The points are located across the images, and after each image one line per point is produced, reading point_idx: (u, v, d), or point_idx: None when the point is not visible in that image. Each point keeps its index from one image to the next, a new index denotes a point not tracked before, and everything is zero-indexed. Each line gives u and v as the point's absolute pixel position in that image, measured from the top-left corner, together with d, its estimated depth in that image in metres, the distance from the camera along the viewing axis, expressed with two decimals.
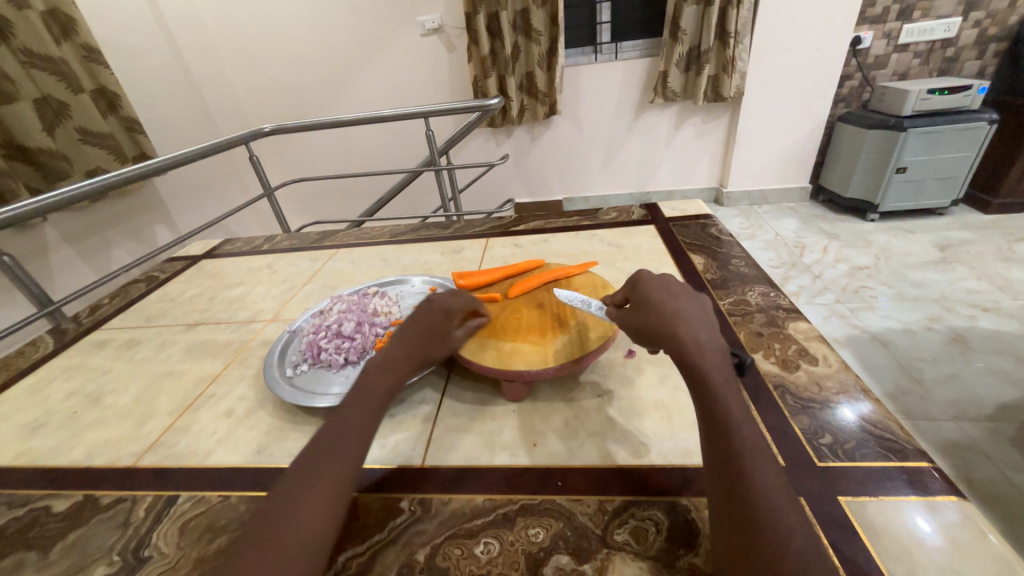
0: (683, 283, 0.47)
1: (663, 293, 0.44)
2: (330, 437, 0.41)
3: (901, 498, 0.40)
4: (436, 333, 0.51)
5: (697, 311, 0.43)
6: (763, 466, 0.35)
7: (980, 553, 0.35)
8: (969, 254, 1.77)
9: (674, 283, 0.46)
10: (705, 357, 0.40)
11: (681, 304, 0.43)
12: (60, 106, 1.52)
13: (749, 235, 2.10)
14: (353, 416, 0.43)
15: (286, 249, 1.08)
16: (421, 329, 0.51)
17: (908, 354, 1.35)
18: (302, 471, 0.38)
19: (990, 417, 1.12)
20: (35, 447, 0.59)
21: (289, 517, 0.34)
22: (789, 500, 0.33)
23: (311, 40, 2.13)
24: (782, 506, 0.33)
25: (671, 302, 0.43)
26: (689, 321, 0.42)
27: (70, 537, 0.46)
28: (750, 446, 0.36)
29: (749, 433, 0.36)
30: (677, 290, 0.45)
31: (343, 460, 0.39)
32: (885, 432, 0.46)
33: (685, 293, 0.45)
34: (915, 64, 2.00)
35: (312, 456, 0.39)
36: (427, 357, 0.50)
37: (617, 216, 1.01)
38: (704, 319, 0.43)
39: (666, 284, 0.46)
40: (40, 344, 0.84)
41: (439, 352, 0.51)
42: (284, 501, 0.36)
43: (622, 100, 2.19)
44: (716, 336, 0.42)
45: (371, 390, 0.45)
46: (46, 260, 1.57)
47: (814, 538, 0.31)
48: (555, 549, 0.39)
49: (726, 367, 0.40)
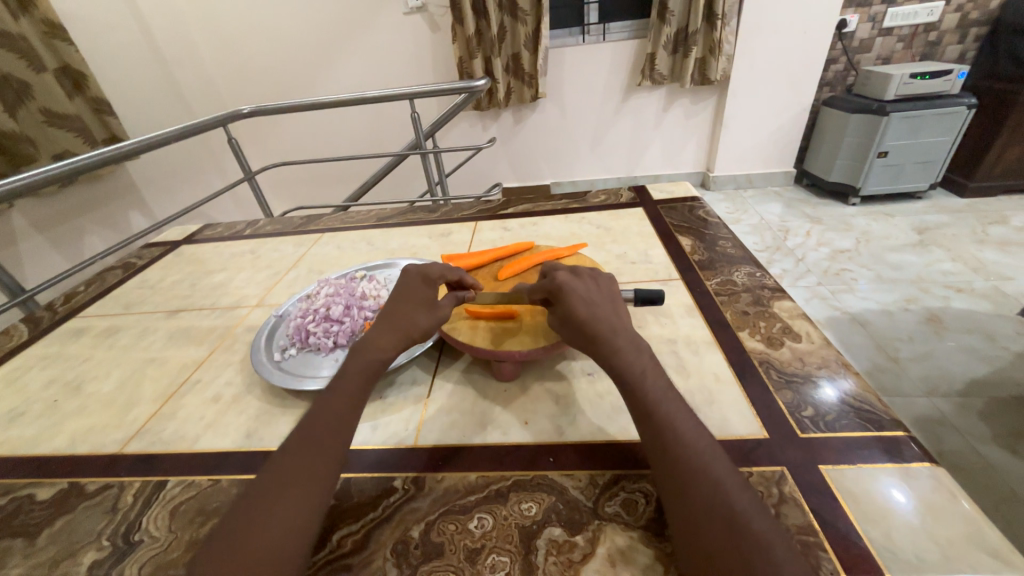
0: (600, 281, 0.50)
1: (586, 304, 0.46)
2: (312, 427, 0.41)
3: (879, 467, 0.41)
4: (418, 301, 0.51)
5: (617, 317, 0.46)
6: (703, 447, 0.36)
7: (952, 515, 0.37)
8: (946, 236, 1.82)
9: (592, 288, 0.48)
10: (627, 358, 0.42)
11: (602, 312, 0.46)
12: (21, 86, 1.45)
13: (734, 219, 2.13)
14: (334, 403, 0.43)
15: (270, 234, 1.06)
16: (404, 300, 0.51)
17: (885, 333, 1.39)
18: (283, 465, 0.38)
19: (960, 392, 1.17)
20: (13, 436, 0.58)
21: (270, 513, 0.35)
22: (732, 474, 0.35)
23: (290, 18, 2.05)
24: (727, 480, 0.34)
25: (589, 311, 0.45)
26: (614, 327, 0.44)
27: (55, 524, 0.46)
28: (683, 431, 0.37)
29: (679, 419, 0.38)
30: (596, 295, 0.48)
31: (328, 451, 0.39)
32: (864, 404, 0.48)
33: (605, 298, 0.48)
34: (898, 48, 2.02)
35: (294, 450, 0.39)
36: (413, 325, 0.49)
37: (606, 199, 1.01)
38: (624, 323, 0.46)
39: (586, 290, 0.48)
40: (14, 333, 0.81)
41: (425, 319, 0.50)
42: (263, 498, 0.36)
43: (609, 83, 2.17)
44: (637, 336, 0.45)
45: (348, 372, 0.45)
46: (17, 247, 1.51)
47: (755, 502, 0.33)
48: (547, 522, 0.40)
49: (649, 359, 0.43)
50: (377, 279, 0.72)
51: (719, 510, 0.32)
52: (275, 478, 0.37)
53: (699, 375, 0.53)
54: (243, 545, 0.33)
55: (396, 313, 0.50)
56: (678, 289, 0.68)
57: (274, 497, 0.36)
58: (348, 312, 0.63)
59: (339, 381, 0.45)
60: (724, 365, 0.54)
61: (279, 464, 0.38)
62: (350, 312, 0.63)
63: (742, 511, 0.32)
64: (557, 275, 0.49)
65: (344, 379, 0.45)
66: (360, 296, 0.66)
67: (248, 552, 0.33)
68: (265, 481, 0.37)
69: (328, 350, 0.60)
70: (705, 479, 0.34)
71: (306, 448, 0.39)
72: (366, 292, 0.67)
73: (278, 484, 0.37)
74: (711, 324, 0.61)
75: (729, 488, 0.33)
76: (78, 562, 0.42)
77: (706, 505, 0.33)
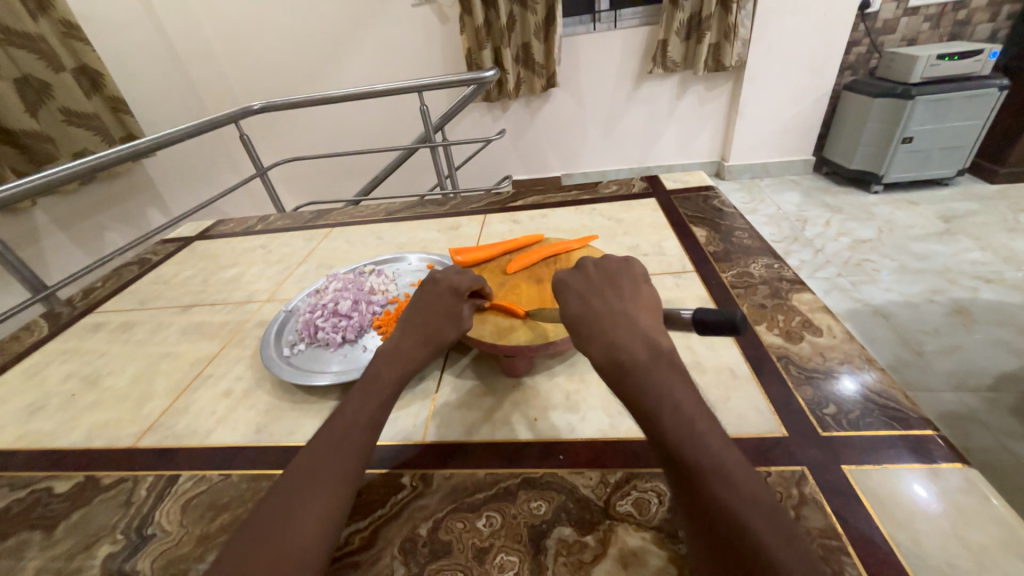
0: (609, 272, 0.47)
1: (579, 299, 0.45)
2: (339, 428, 0.40)
3: (906, 468, 0.39)
4: (446, 311, 0.50)
5: (623, 307, 0.43)
6: (721, 461, 0.32)
7: (986, 519, 0.35)
8: (974, 225, 1.75)
9: (599, 279, 0.46)
10: (632, 364, 0.38)
11: (597, 303, 0.44)
12: (42, 87, 1.48)
13: (751, 209, 2.08)
14: (361, 407, 0.42)
15: (280, 229, 1.06)
16: (430, 309, 0.50)
17: (909, 326, 1.34)
18: (311, 465, 0.38)
19: (989, 387, 1.13)
20: (33, 429, 0.59)
21: (293, 515, 0.34)
22: (749, 485, 0.31)
23: (299, 12, 2.04)
24: (742, 490, 0.31)
25: (588, 308, 0.44)
26: (616, 324, 0.41)
27: (73, 517, 0.46)
28: (694, 441, 0.33)
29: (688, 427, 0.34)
30: (598, 284, 0.46)
31: (354, 455, 0.39)
32: (889, 401, 0.46)
33: (614, 290, 0.45)
34: (925, 27, 1.94)
35: (322, 450, 0.39)
36: (441, 338, 0.49)
37: (617, 190, 0.99)
38: (634, 318, 0.42)
39: (590, 284, 0.46)
40: (35, 328, 0.83)
41: (453, 332, 0.49)
42: (290, 498, 0.35)
43: (621, 71, 2.13)
44: (654, 336, 0.40)
45: (377, 379, 0.45)
46: (39, 245, 1.56)
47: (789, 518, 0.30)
48: (557, 521, 0.39)
49: (669, 366, 0.38)
50: (385, 274, 0.72)
51: (729, 530, 0.29)
52: (303, 478, 0.37)
53: (714, 370, 0.52)
54: (267, 543, 0.33)
55: (426, 321, 0.50)
56: (691, 282, 0.66)
57: (295, 498, 0.35)
58: (357, 306, 0.63)
59: (367, 387, 0.44)
60: (740, 359, 0.52)
61: (304, 462, 0.38)
62: (358, 306, 0.63)
63: (755, 528, 0.29)
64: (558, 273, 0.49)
65: (372, 386, 0.44)
66: (368, 291, 0.66)
67: (276, 553, 0.32)
68: (293, 480, 0.37)
69: (336, 345, 0.60)
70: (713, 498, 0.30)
71: (325, 452, 0.39)
72: (374, 287, 0.67)
73: (301, 484, 0.36)
74: None
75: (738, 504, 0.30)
76: (93, 554, 0.42)
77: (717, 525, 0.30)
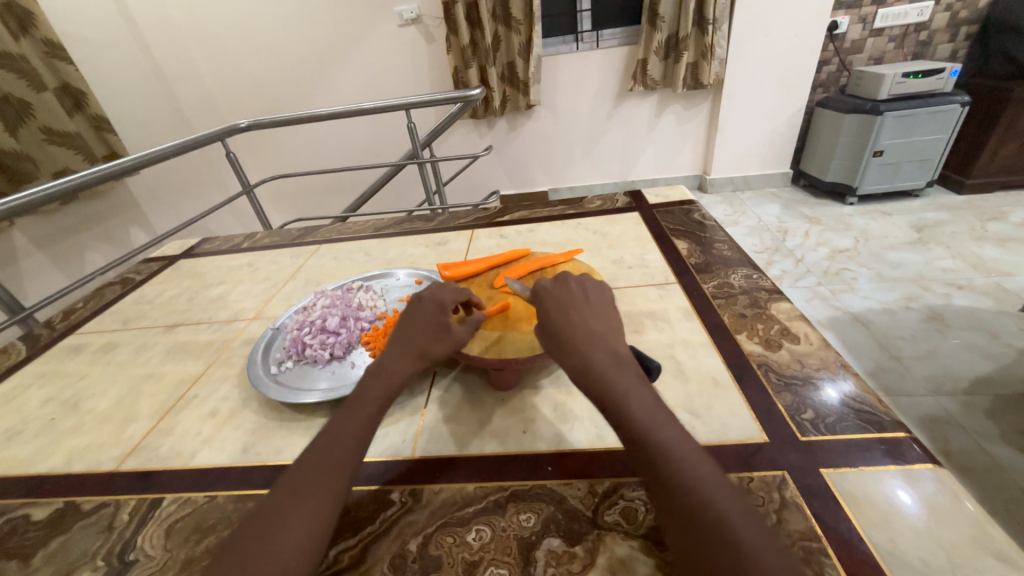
0: (582, 289, 0.49)
1: (559, 307, 0.47)
2: (324, 445, 0.41)
3: (881, 469, 0.41)
4: (431, 324, 0.51)
5: (598, 323, 0.45)
6: (697, 465, 0.34)
7: (956, 517, 0.36)
8: (944, 234, 1.82)
9: (577, 293, 0.48)
10: (604, 372, 0.40)
11: (578, 316, 0.45)
12: (23, 106, 1.47)
13: (733, 221, 2.13)
14: (347, 423, 0.42)
15: (267, 247, 1.06)
16: (417, 324, 0.51)
17: (887, 333, 1.38)
18: (295, 483, 0.38)
19: (965, 390, 1.16)
20: (9, 455, 0.58)
21: (277, 532, 0.34)
22: (722, 483, 0.33)
23: (288, 32, 2.07)
24: (719, 490, 0.33)
25: (565, 318, 0.45)
26: (592, 338, 0.43)
27: (52, 544, 0.45)
28: (673, 447, 0.35)
29: (663, 434, 0.36)
30: (576, 298, 0.48)
31: (339, 469, 0.39)
32: (864, 406, 0.47)
33: (589, 308, 0.47)
34: (890, 47, 2.04)
35: (308, 468, 0.39)
36: (427, 350, 0.49)
37: (602, 204, 1.01)
38: (603, 334, 0.44)
39: (567, 295, 0.48)
40: (13, 351, 0.81)
41: (439, 344, 0.49)
42: (273, 517, 0.35)
43: (604, 89, 2.18)
44: (620, 349, 0.43)
45: (365, 396, 0.45)
46: (17, 266, 1.52)
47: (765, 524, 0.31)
48: (546, 533, 0.39)
49: (632, 374, 0.40)
50: (373, 290, 0.72)
51: (710, 526, 0.31)
52: (287, 495, 0.37)
53: (697, 379, 0.53)
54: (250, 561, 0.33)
55: (411, 336, 0.50)
56: (674, 293, 0.68)
57: (280, 513, 0.36)
58: (345, 323, 0.63)
59: (356, 403, 0.44)
60: (722, 368, 0.54)
61: (289, 481, 0.38)
62: (346, 323, 0.63)
63: (734, 523, 0.31)
64: (540, 281, 0.51)
65: (360, 401, 0.45)
66: (356, 308, 0.66)
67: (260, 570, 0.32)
68: (278, 498, 0.37)
69: (325, 362, 0.60)
70: (695, 496, 0.32)
71: (310, 469, 0.39)
72: (362, 303, 0.67)
73: (286, 501, 0.36)
74: (709, 327, 0.61)
75: (718, 501, 0.32)
76: None
77: (700, 525, 0.31)
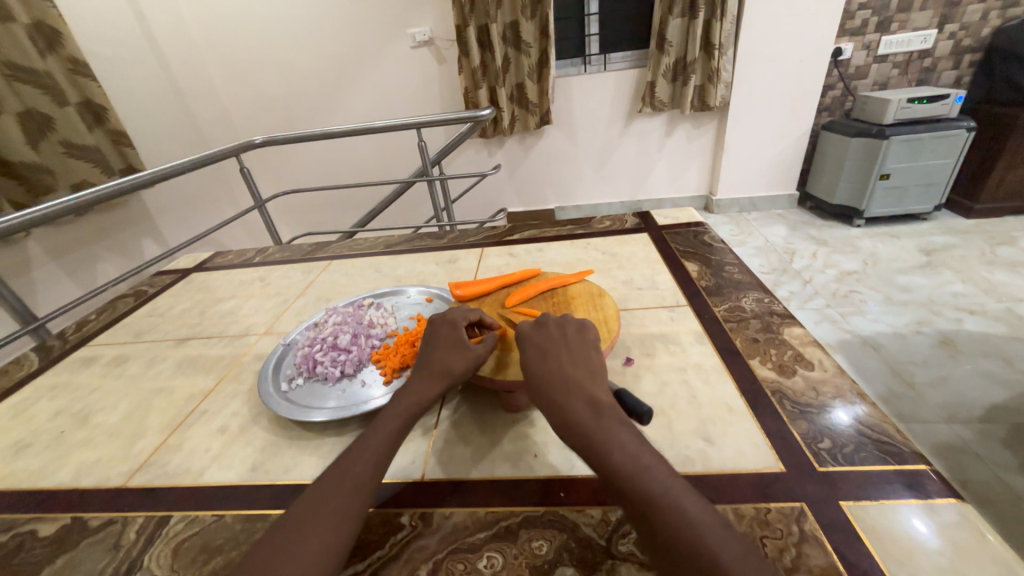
0: (560, 332, 0.50)
1: (537, 354, 0.48)
2: (348, 462, 0.41)
3: (901, 502, 0.40)
4: (450, 343, 0.52)
5: (578, 367, 0.46)
6: (686, 505, 0.33)
7: (983, 555, 0.35)
8: (954, 258, 1.81)
9: (556, 337, 0.49)
10: (583, 421, 0.40)
11: (554, 363, 0.46)
12: (44, 120, 1.51)
13: (739, 241, 2.13)
14: (372, 441, 0.43)
15: (278, 262, 1.07)
16: (438, 346, 0.53)
17: (898, 357, 1.37)
18: (317, 498, 0.38)
19: (980, 418, 1.14)
20: (18, 468, 0.58)
21: (295, 548, 0.35)
22: (716, 524, 0.32)
23: (304, 53, 2.13)
24: (718, 536, 0.31)
25: (542, 366, 0.46)
26: (568, 387, 0.44)
27: (57, 561, 0.45)
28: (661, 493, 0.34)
29: (652, 477, 0.35)
30: (554, 343, 0.49)
31: (362, 487, 0.39)
32: (881, 435, 0.47)
33: (568, 353, 0.47)
34: (894, 73, 2.07)
35: (331, 484, 0.39)
36: (449, 366, 0.50)
37: (610, 224, 1.02)
38: (582, 380, 0.44)
39: (545, 341, 0.49)
40: (25, 362, 0.82)
41: (459, 359, 0.50)
42: (293, 531, 0.36)
43: (611, 111, 2.22)
44: (597, 394, 0.43)
45: (392, 415, 0.46)
46: (30, 275, 1.54)
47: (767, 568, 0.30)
48: (559, 562, 0.38)
49: (613, 419, 0.40)
50: (384, 307, 0.73)
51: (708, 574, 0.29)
52: (308, 511, 0.37)
53: (710, 405, 0.52)
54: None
55: (431, 357, 0.52)
56: (685, 316, 0.68)
57: (301, 527, 0.36)
58: (356, 340, 0.64)
59: (384, 423, 0.45)
60: (736, 394, 0.53)
61: (310, 497, 0.38)
62: (357, 340, 0.64)
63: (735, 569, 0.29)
64: (521, 324, 0.52)
65: (388, 421, 0.45)
66: (367, 325, 0.67)
67: None
68: (300, 513, 0.37)
69: (335, 379, 0.59)
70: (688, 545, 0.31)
71: (332, 486, 0.39)
72: (373, 321, 0.68)
73: (306, 518, 0.36)
74: (721, 351, 0.60)
75: (711, 544, 0.31)
76: None
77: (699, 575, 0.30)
